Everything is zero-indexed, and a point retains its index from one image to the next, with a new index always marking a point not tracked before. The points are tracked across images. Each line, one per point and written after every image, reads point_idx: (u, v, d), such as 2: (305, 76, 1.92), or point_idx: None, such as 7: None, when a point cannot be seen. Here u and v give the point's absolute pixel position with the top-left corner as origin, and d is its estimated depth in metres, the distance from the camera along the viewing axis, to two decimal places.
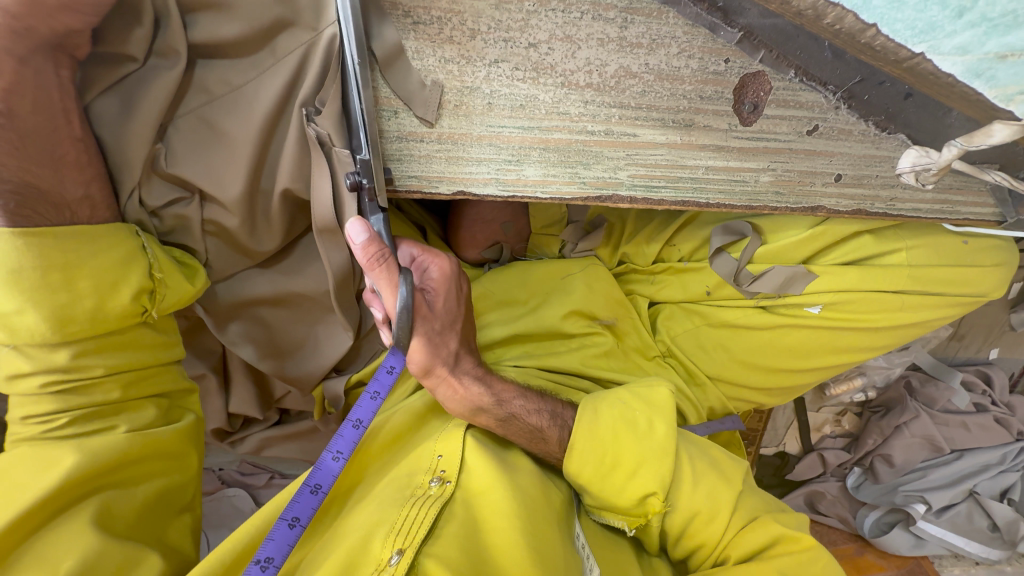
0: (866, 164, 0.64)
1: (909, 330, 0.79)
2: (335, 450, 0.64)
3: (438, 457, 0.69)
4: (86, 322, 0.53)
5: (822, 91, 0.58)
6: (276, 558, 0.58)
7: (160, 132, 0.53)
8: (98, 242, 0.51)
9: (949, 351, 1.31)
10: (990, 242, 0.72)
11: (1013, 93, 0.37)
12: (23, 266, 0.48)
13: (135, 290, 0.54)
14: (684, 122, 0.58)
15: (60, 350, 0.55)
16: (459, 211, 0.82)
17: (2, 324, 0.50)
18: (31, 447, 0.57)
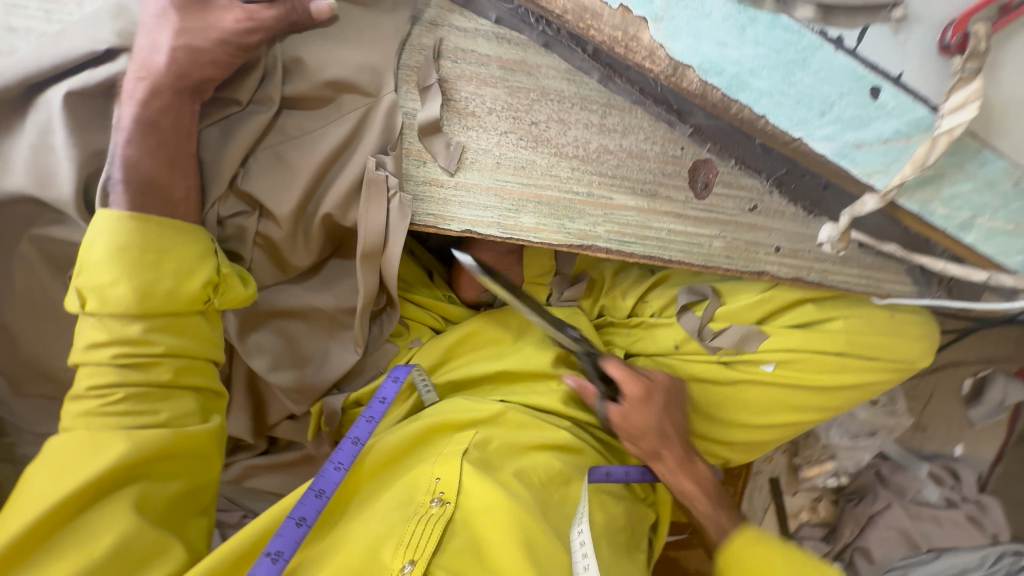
0: (800, 240, 0.79)
1: (852, 392, 0.87)
2: (337, 462, 0.74)
3: (438, 479, 0.73)
4: (164, 300, 0.63)
5: (758, 177, 0.75)
6: (286, 552, 0.64)
7: (244, 160, 0.68)
8: (185, 238, 0.64)
9: (915, 442, 1.36)
10: (913, 315, 0.84)
11: (869, 171, 0.53)
12: (130, 244, 0.61)
13: (205, 279, 0.65)
14: (650, 191, 0.74)
15: (136, 324, 0.63)
16: (462, 259, 0.95)
17: (96, 294, 0.60)
18: (83, 428, 0.62)
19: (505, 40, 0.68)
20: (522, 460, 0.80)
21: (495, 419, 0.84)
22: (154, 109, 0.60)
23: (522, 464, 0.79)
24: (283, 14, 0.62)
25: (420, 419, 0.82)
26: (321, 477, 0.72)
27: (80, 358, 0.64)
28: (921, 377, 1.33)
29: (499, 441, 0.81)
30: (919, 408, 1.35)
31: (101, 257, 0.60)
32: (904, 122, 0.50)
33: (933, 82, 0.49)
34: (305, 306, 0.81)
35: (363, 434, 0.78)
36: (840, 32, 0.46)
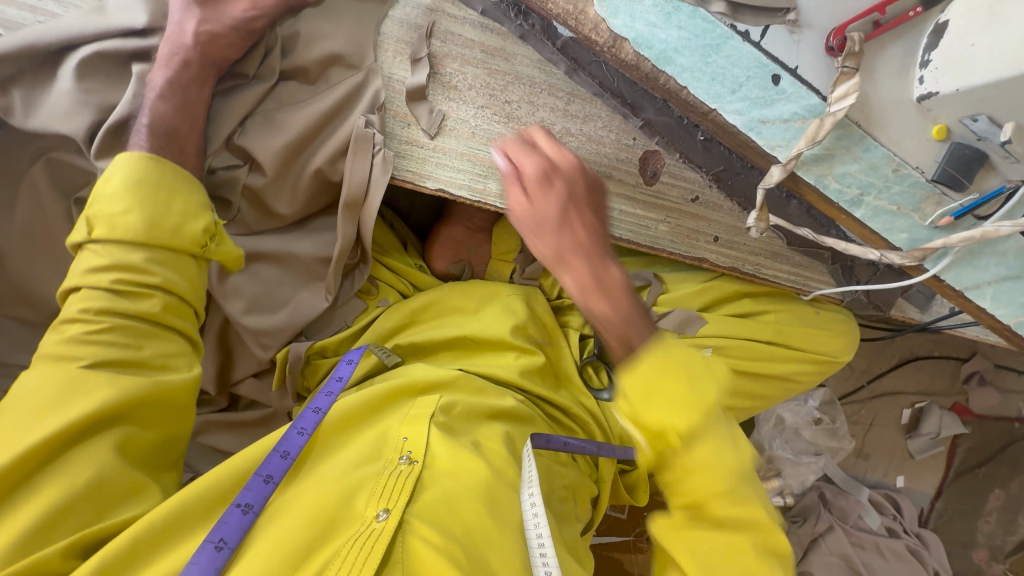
0: (735, 233, 0.89)
1: (781, 382, 0.96)
2: (300, 426, 0.73)
3: (405, 438, 0.75)
4: (167, 235, 0.65)
5: (699, 172, 0.86)
6: (256, 505, 0.64)
7: (241, 122, 0.78)
8: (190, 185, 0.68)
9: (858, 469, 1.40)
10: (835, 313, 0.94)
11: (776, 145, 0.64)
12: (146, 179, 0.65)
13: (207, 224, 0.68)
14: (605, 173, 0.84)
15: (136, 253, 0.64)
16: (438, 233, 1.04)
17: (105, 220, 0.63)
18: (62, 363, 0.60)
19: (489, 30, 0.81)
20: (480, 427, 0.81)
21: (451, 384, 0.86)
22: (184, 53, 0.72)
23: (480, 431, 0.81)
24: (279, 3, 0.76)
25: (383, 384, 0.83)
26: (284, 439, 0.70)
27: (76, 282, 0.63)
28: (862, 403, 1.40)
29: (462, 405, 0.82)
30: (862, 435, 1.40)
31: (117, 189, 0.64)
32: (800, 106, 0.61)
33: (819, 76, 0.60)
34: (285, 252, 0.88)
35: (324, 404, 0.77)
36: (747, 28, 0.58)
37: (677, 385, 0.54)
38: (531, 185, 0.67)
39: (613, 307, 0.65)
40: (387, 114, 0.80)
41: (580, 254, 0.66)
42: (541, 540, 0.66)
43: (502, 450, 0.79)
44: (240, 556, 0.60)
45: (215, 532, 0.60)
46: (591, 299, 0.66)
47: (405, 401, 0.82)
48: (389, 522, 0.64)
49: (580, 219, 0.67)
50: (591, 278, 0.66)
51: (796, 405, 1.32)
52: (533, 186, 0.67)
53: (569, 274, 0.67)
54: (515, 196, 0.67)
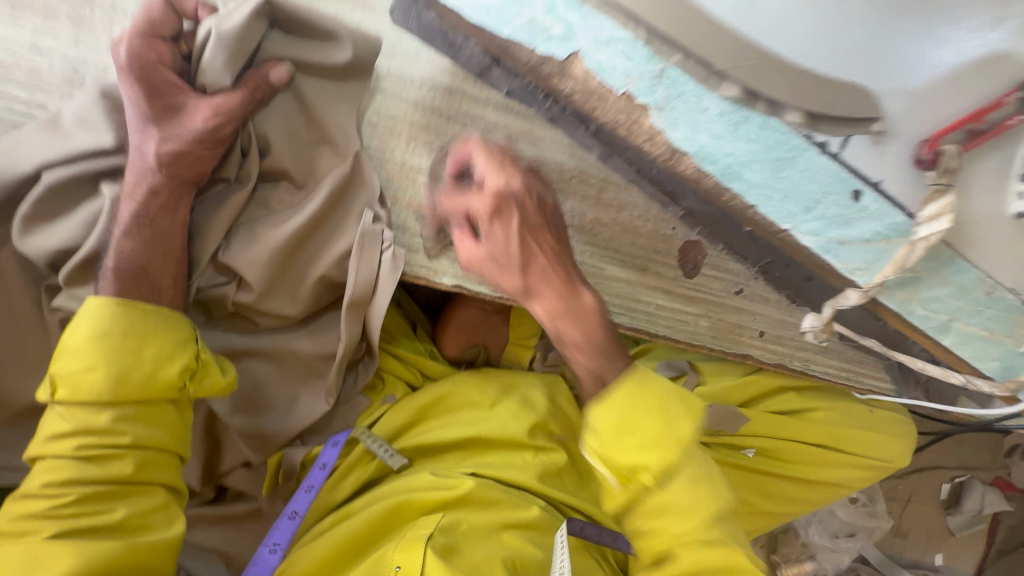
0: (782, 327, 0.80)
1: (829, 488, 0.86)
2: (273, 544, 0.73)
3: (399, 568, 0.68)
4: (138, 385, 0.59)
5: (744, 263, 0.78)
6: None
7: (225, 235, 0.68)
8: (166, 322, 0.62)
9: (896, 548, 1.30)
10: (890, 411, 0.85)
11: (854, 267, 0.54)
12: (114, 326, 0.59)
13: (183, 363, 0.61)
14: (640, 265, 0.76)
15: (104, 411, 0.59)
16: (448, 316, 0.94)
17: (69, 379, 0.58)
18: (18, 544, 0.54)
19: (512, 111, 0.71)
20: (494, 544, 0.74)
21: (459, 498, 0.77)
22: (155, 146, 0.61)
23: (493, 550, 0.72)
24: (245, 97, 0.62)
25: (382, 500, 0.77)
26: (257, 563, 0.71)
27: (43, 449, 0.58)
28: (898, 476, 1.31)
29: (467, 522, 0.75)
30: (899, 512, 1.30)
31: (81, 341, 0.58)
32: (882, 224, 0.53)
33: (906, 189, 0.52)
34: (282, 348, 0.78)
35: (301, 507, 0.76)
36: (826, 137, 0.51)
37: (648, 467, 0.59)
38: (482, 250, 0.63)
39: (589, 334, 0.64)
40: (396, 203, 0.71)
41: (550, 283, 0.63)
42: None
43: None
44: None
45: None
46: (561, 325, 0.65)
47: (407, 519, 0.76)
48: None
49: (540, 243, 0.64)
50: (561, 304, 0.64)
51: None
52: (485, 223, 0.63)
53: (544, 302, 0.64)
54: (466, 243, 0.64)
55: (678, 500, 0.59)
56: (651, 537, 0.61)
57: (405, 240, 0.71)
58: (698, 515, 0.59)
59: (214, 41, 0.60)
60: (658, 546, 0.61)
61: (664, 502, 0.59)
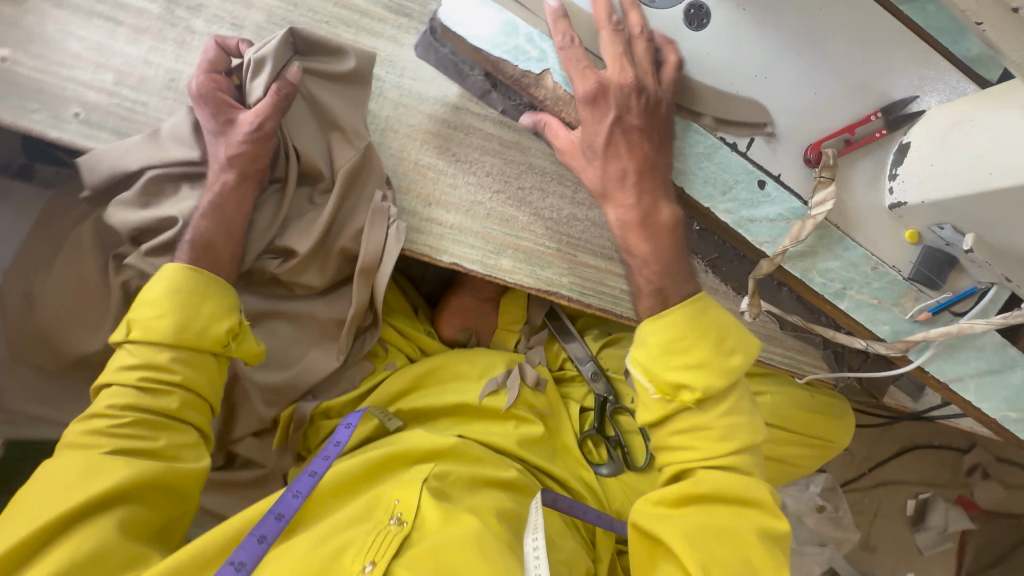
0: (731, 315, 0.93)
1: (777, 465, 0.96)
2: (295, 488, 0.76)
3: (397, 501, 0.78)
4: (191, 336, 0.74)
5: (695, 258, 0.93)
6: (248, 563, 0.68)
7: (280, 226, 0.86)
8: (218, 289, 0.77)
9: (867, 564, 1.33)
10: (828, 396, 0.98)
11: (763, 240, 0.69)
12: (180, 286, 0.75)
13: (228, 326, 0.76)
14: (607, 254, 0.91)
15: (163, 354, 0.73)
16: (447, 302, 1.10)
17: (141, 324, 0.73)
18: (85, 449, 0.68)
19: (508, 126, 0.91)
20: (477, 495, 0.84)
21: (446, 451, 0.88)
22: (223, 147, 0.79)
23: (475, 499, 0.83)
24: (274, 100, 0.77)
25: (383, 448, 0.86)
26: (279, 501, 0.75)
27: (110, 378, 0.73)
28: (865, 490, 1.38)
29: (456, 473, 0.85)
30: (867, 526, 1.36)
31: (156, 298, 0.75)
32: (784, 207, 0.68)
33: (800, 182, 0.68)
34: (304, 311, 0.93)
35: (320, 468, 0.80)
36: (734, 139, 0.68)
37: (707, 344, 0.66)
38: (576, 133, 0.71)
39: (653, 241, 0.70)
40: (400, 193, 0.87)
41: (637, 180, 0.68)
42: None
43: (495, 517, 0.81)
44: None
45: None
46: (632, 237, 0.70)
47: (400, 467, 0.85)
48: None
49: (627, 142, 0.68)
50: (634, 215, 0.69)
51: (798, 490, 1.29)
52: (614, 61, 0.67)
53: (620, 208, 0.70)
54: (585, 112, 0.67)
55: (706, 360, 0.66)
56: (691, 459, 0.68)
57: (412, 223, 0.87)
58: (712, 375, 0.65)
59: (254, 64, 0.77)
60: (694, 393, 0.66)
61: (695, 353, 0.66)
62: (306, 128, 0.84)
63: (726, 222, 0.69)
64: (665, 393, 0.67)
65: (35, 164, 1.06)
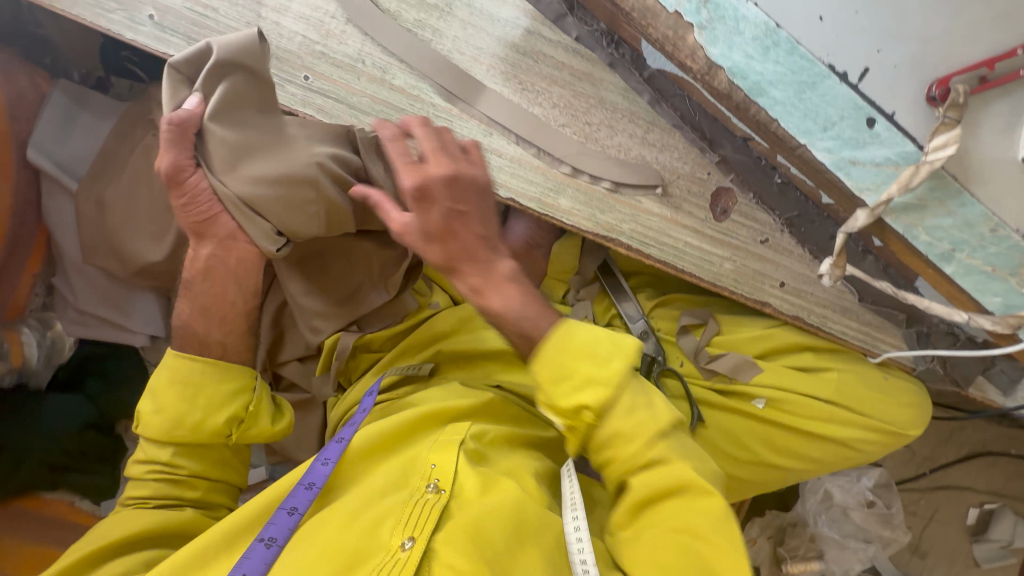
0: (803, 281, 0.86)
1: (836, 448, 0.89)
2: (324, 457, 0.75)
3: (433, 465, 0.76)
4: (190, 428, 0.76)
5: (771, 215, 0.85)
6: (279, 538, 0.66)
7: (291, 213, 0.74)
8: (222, 373, 0.78)
9: (914, 567, 1.26)
10: (905, 381, 0.88)
11: (862, 188, 0.63)
12: (180, 377, 0.77)
13: (230, 413, 0.78)
14: (674, 203, 0.85)
15: (166, 450, 0.78)
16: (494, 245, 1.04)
17: (144, 421, 0.77)
18: (116, 517, 0.76)
19: (581, 55, 0.85)
20: (513, 457, 0.82)
21: (481, 410, 0.87)
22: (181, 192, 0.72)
23: (513, 458, 0.82)
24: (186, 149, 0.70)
25: (415, 407, 0.84)
26: (308, 471, 0.73)
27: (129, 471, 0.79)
28: (923, 492, 1.28)
29: (493, 432, 0.83)
30: (919, 528, 1.27)
31: (161, 385, 0.77)
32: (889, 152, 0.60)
33: (919, 125, 0.59)
34: (351, 243, 0.89)
35: (348, 433, 0.79)
36: (845, 69, 0.59)
37: (588, 363, 0.65)
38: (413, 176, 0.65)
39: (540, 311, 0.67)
40: (452, 118, 0.83)
41: (464, 258, 0.66)
42: (584, 561, 0.65)
43: (535, 480, 0.79)
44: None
45: (236, 569, 0.63)
46: (551, 322, 0.67)
47: (436, 425, 0.84)
48: (412, 552, 0.65)
49: (465, 227, 0.66)
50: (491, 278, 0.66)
51: (848, 482, 1.21)
52: (432, 155, 0.66)
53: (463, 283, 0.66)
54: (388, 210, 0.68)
55: (594, 374, 0.65)
56: (614, 455, 0.67)
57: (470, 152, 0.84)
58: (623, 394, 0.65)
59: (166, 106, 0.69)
60: (593, 412, 0.65)
61: (576, 374, 0.65)
62: (238, 124, 0.71)
63: (822, 163, 0.63)
64: (569, 418, 0.66)
65: (111, 77, 1.10)
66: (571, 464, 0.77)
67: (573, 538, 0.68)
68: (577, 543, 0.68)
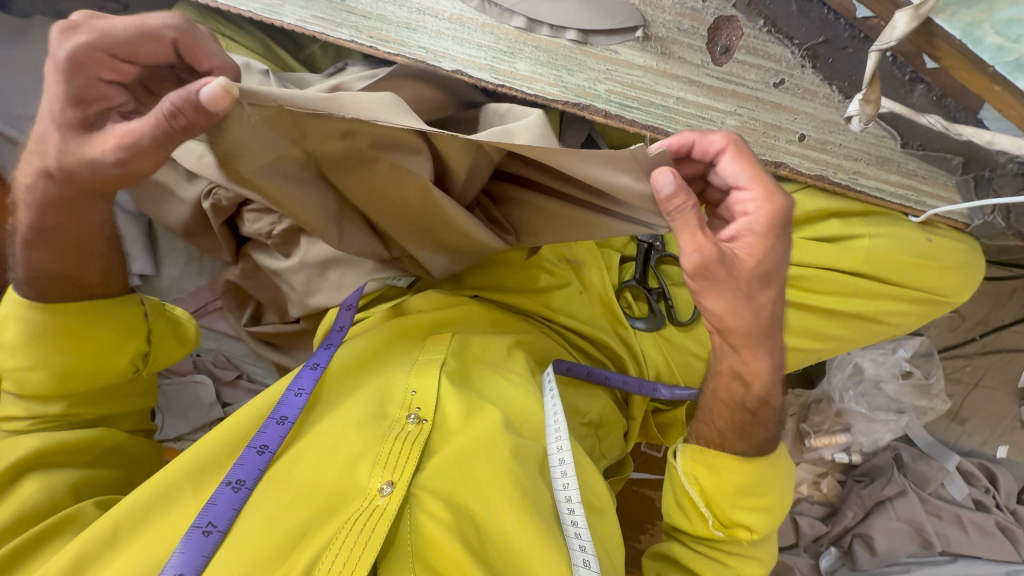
0: (828, 130, 0.69)
1: (862, 324, 0.78)
2: (297, 389, 0.74)
3: (413, 392, 0.76)
4: (91, 371, 0.70)
5: (788, 46, 0.66)
6: (249, 480, 0.64)
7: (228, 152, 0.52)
8: (109, 310, 0.70)
9: (949, 433, 1.22)
10: (953, 243, 0.73)
11: None
12: (45, 329, 0.66)
13: (132, 351, 0.72)
14: (661, 49, 0.67)
15: (55, 403, 0.71)
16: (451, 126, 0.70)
17: (17, 378, 0.68)
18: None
19: None
20: (496, 374, 0.82)
21: (461, 321, 0.87)
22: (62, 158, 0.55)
23: (496, 368, 0.83)
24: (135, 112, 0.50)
25: (389, 325, 0.85)
26: (281, 405, 0.71)
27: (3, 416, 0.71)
28: (969, 358, 1.17)
29: (474, 346, 0.84)
30: (961, 396, 1.20)
31: (15, 340, 0.66)
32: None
33: None
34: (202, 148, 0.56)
35: (323, 360, 0.78)
36: None
37: (774, 488, 0.69)
38: (754, 235, 0.55)
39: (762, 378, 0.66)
40: None
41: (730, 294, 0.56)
42: (572, 509, 0.69)
43: (514, 400, 0.80)
44: (232, 538, 0.60)
45: (204, 515, 0.61)
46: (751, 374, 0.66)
47: (411, 345, 0.83)
48: (392, 497, 0.65)
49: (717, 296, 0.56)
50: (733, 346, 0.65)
51: (882, 354, 1.13)
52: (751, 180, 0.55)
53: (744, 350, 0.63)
54: (698, 238, 0.51)
55: (771, 502, 0.69)
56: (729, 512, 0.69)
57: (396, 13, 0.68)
58: (770, 515, 0.69)
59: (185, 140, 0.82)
60: (749, 532, 0.68)
61: (762, 498, 0.68)
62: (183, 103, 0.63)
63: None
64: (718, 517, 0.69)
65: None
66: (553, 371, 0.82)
67: (559, 473, 0.72)
68: (562, 481, 0.72)
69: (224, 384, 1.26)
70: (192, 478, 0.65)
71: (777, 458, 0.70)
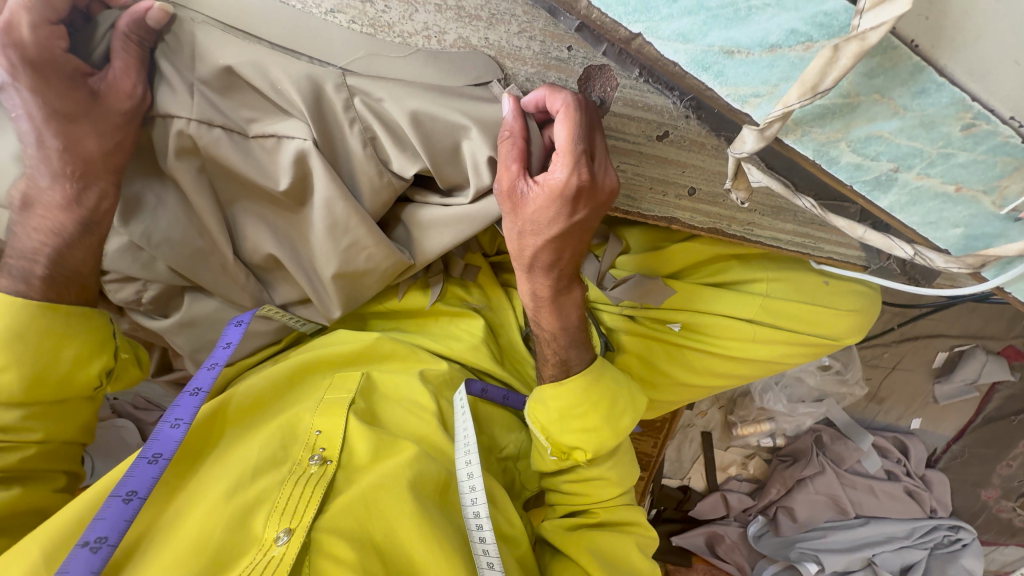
0: (719, 182, 0.63)
1: (764, 366, 0.77)
2: (173, 419, 0.62)
3: (317, 432, 0.66)
4: (55, 383, 0.60)
5: (670, 97, 0.57)
6: (113, 536, 0.51)
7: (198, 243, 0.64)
8: (86, 325, 0.62)
9: (867, 412, 1.28)
10: (849, 285, 0.72)
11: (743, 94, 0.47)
12: (26, 331, 0.57)
13: (104, 364, 0.64)
14: None
15: (13, 414, 0.59)
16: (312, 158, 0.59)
17: None
18: None
19: None
20: (410, 408, 0.73)
21: (368, 351, 0.77)
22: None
23: (408, 406, 0.74)
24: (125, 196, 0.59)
25: (290, 359, 0.74)
26: (154, 440, 0.59)
27: None
28: (887, 346, 1.19)
29: (382, 386, 0.75)
30: (878, 380, 1.24)
31: None
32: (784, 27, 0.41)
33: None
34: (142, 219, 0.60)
35: (205, 382, 0.65)
36: None
37: (601, 412, 0.68)
38: (547, 195, 0.55)
39: (556, 320, 0.68)
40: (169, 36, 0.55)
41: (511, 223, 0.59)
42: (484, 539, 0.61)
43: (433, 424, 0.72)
44: None
45: None
46: (541, 314, 0.68)
47: (312, 382, 0.73)
48: (290, 546, 0.54)
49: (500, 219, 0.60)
50: (548, 294, 0.65)
51: None
52: (569, 152, 0.53)
53: (531, 282, 0.65)
54: (503, 170, 0.55)
55: (602, 425, 0.69)
56: (581, 495, 0.73)
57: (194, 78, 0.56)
58: (604, 435, 0.69)
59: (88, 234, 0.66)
60: (586, 454, 0.69)
61: (590, 419, 0.68)
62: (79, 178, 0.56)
63: (680, 64, 0.48)
64: (558, 453, 0.69)
65: None
66: (464, 393, 0.73)
67: (469, 500, 0.64)
68: (471, 496, 0.64)
69: (149, 425, 1.22)
70: (45, 559, 0.51)
71: (617, 405, 0.70)
